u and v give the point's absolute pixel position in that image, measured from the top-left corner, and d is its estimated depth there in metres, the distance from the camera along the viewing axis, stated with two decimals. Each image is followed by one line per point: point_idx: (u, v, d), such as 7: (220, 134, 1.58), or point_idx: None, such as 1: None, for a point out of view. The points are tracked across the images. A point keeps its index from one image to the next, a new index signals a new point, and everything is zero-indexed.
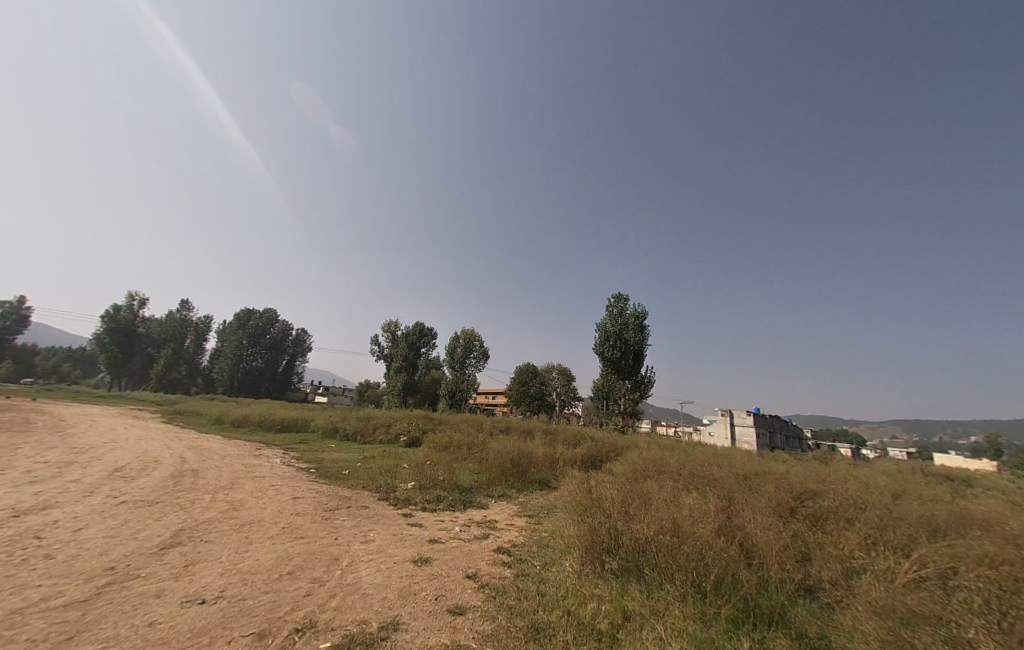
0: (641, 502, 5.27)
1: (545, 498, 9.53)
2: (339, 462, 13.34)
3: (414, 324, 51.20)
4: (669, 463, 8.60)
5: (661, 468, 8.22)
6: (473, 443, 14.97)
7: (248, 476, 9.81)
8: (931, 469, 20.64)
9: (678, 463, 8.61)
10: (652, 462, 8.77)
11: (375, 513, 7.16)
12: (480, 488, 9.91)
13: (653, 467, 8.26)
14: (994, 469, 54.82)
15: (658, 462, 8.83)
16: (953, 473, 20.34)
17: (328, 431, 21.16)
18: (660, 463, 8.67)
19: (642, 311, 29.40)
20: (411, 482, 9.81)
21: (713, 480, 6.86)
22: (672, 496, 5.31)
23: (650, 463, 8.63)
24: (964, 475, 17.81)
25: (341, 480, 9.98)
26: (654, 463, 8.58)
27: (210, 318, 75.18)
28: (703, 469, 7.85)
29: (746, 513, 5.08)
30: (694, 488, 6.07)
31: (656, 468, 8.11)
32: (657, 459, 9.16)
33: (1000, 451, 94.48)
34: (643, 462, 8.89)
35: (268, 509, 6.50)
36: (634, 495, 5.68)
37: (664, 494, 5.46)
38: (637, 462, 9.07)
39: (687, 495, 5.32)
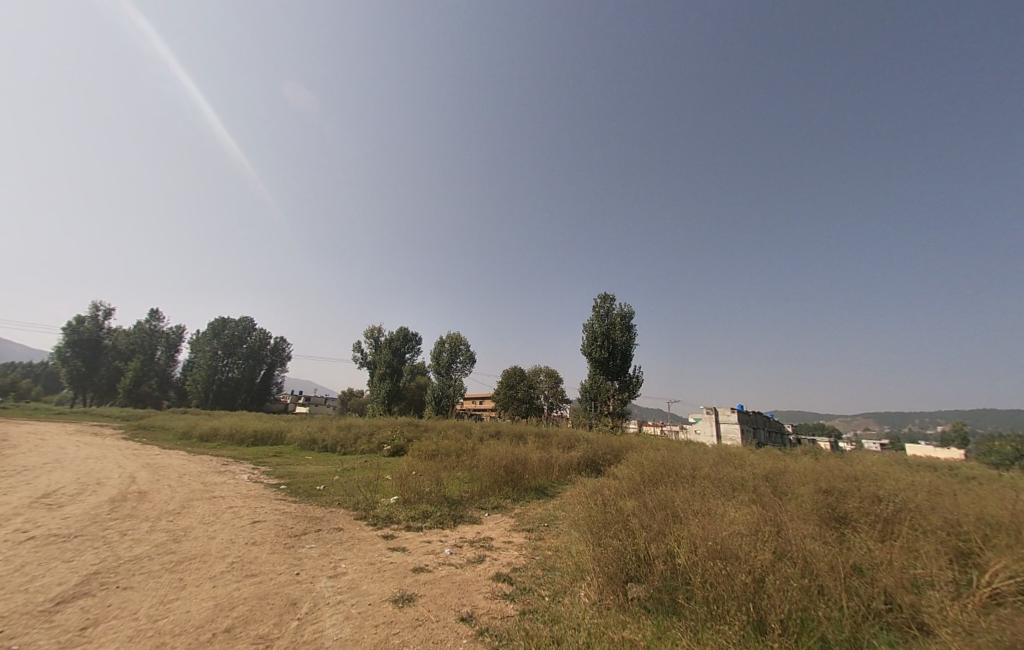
0: (667, 514, 4.41)
1: (543, 509, 8.61)
2: (314, 476, 12.13)
3: (398, 329, 49.79)
4: (682, 464, 7.80)
5: (674, 470, 7.40)
6: (462, 451, 13.91)
7: (204, 496, 8.59)
8: (920, 461, 20.56)
9: (691, 464, 7.81)
10: (661, 464, 8.00)
11: (350, 536, 6.14)
12: (471, 501, 8.92)
13: (665, 469, 7.44)
14: (963, 455, 56.78)
15: (669, 463, 8.01)
16: (942, 464, 20.31)
17: (306, 443, 19.76)
18: (672, 465, 7.86)
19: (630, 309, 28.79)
20: (393, 496, 8.77)
21: (735, 483, 6.11)
22: (702, 505, 4.51)
23: (661, 465, 7.82)
24: (957, 467, 17.67)
25: (313, 497, 8.86)
26: (665, 465, 7.76)
27: (182, 328, 71.91)
28: (720, 470, 7.08)
29: (789, 522, 4.30)
30: (722, 493, 5.27)
31: (669, 471, 7.28)
32: (666, 461, 8.36)
33: (967, 440, 98.33)
34: (651, 464, 8.07)
35: (218, 539, 5.42)
36: (655, 504, 4.86)
37: (692, 503, 4.65)
38: (646, 465, 8.24)
39: (719, 504, 4.52)
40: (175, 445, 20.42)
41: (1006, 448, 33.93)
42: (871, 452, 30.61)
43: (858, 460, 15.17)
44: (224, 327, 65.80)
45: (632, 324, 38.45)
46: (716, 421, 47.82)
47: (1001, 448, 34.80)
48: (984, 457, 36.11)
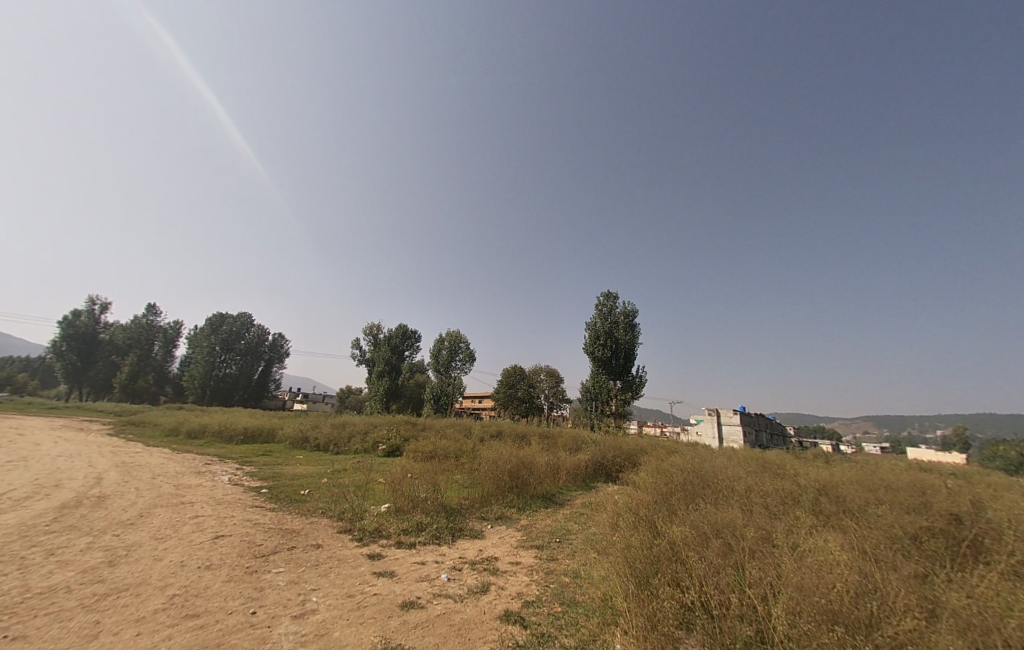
0: (731, 548, 3.37)
1: (553, 521, 7.65)
2: (301, 478, 11.14)
3: (397, 326, 48.86)
4: (714, 474, 6.80)
5: (706, 481, 6.41)
6: (462, 452, 12.96)
7: (171, 502, 7.61)
8: (941, 467, 19.58)
9: (724, 473, 6.82)
10: (689, 472, 7.03)
11: (330, 556, 5.16)
12: (472, 510, 7.94)
13: (698, 480, 6.45)
14: (964, 458, 56.05)
15: (697, 471, 7.06)
16: (963, 471, 19.37)
17: (298, 441, 18.81)
18: (703, 474, 6.88)
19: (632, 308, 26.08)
20: (385, 504, 7.79)
21: (788, 500, 5.13)
22: (773, 537, 3.50)
23: (689, 473, 6.87)
24: (981, 474, 16.71)
25: (295, 504, 7.91)
26: (695, 474, 6.78)
27: (179, 323, 71.02)
28: (762, 481, 6.11)
29: (891, 559, 3.30)
30: (786, 516, 4.26)
31: (703, 483, 6.26)
32: (693, 467, 7.40)
33: (967, 444, 97.67)
34: (680, 473, 7.08)
35: (164, 561, 4.46)
36: (706, 528, 3.87)
37: (756, 531, 3.65)
38: (673, 472, 7.26)
39: (793, 534, 3.52)
40: (160, 442, 19.41)
41: (1010, 453, 33.22)
42: (878, 456, 29.80)
43: (879, 466, 14.30)
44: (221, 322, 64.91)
45: (636, 323, 37.46)
46: (718, 422, 46.91)
47: (1006, 453, 34.00)
48: (988, 460, 35.36)
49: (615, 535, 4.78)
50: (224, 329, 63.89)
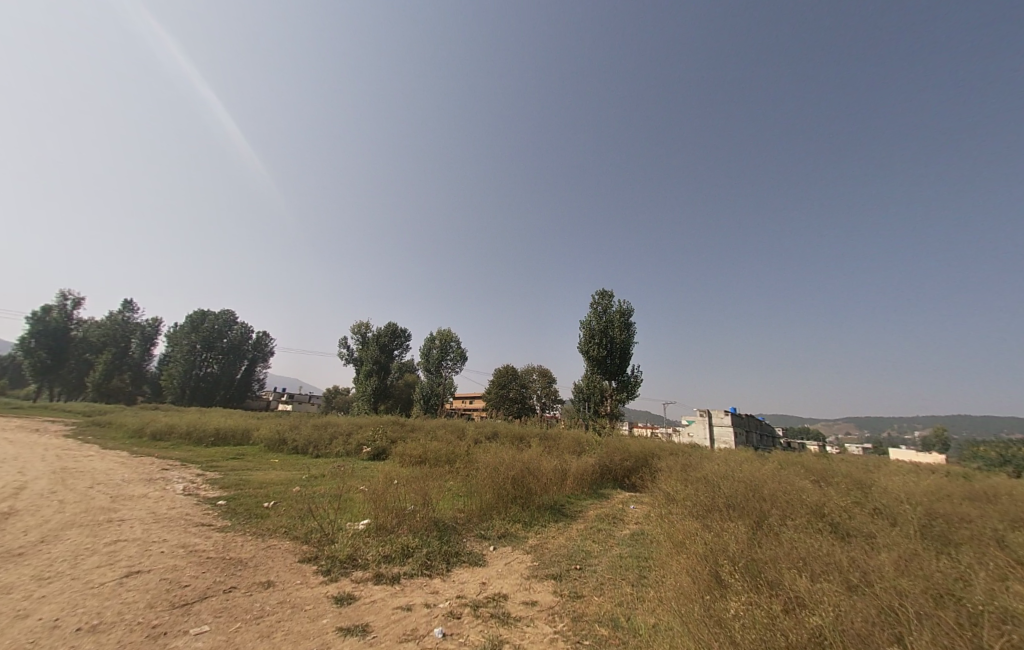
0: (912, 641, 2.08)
1: (567, 540, 6.38)
2: (269, 487, 9.69)
3: (385, 324, 47.21)
4: (768, 483, 5.60)
5: (761, 496, 5.21)
6: (455, 456, 11.63)
7: (94, 521, 6.12)
8: (949, 469, 18.81)
9: (778, 482, 5.64)
10: (733, 483, 5.84)
11: (281, 602, 3.79)
12: (468, 527, 6.62)
13: (753, 497, 5.22)
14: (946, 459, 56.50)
15: (745, 479, 5.87)
16: (970, 472, 18.65)
17: (274, 444, 17.22)
18: (753, 483, 5.69)
19: (627, 307, 24.95)
20: (364, 520, 6.42)
21: (894, 531, 3.90)
22: (969, 625, 2.22)
23: (736, 485, 5.66)
24: (995, 478, 15.87)
25: (254, 521, 6.50)
26: (745, 487, 5.56)
27: (158, 320, 68.12)
28: (835, 500, 4.90)
29: None
30: (922, 561, 3.05)
31: (762, 503, 5.02)
32: (736, 474, 6.20)
33: (947, 445, 99.38)
34: (722, 484, 5.88)
35: (32, 621, 3.07)
36: (838, 597, 2.59)
37: (926, 607, 2.39)
38: (712, 482, 6.05)
39: (996, 618, 2.25)
40: (121, 444, 17.58)
41: (992, 452, 33.23)
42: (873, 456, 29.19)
43: (897, 467, 13.38)
44: (202, 320, 62.27)
45: (631, 321, 36.35)
46: (709, 422, 46.22)
47: (988, 451, 34.04)
48: (969, 458, 35.46)
49: (675, 585, 3.48)
50: (205, 326, 61.40)
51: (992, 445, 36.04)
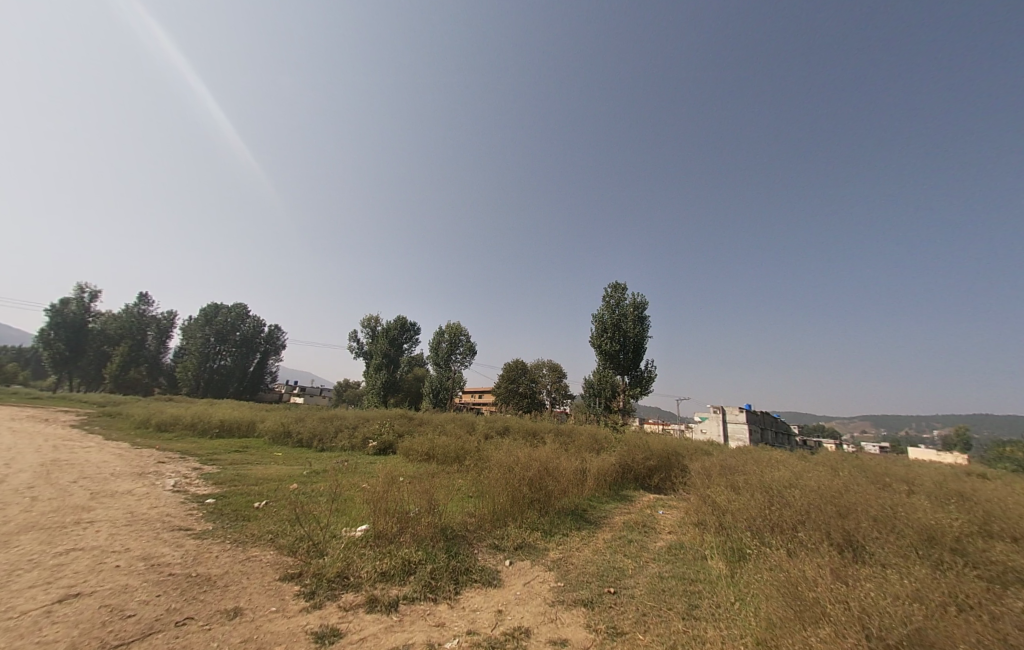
0: None
1: (593, 553, 5.52)
2: (266, 483, 9.01)
3: (395, 318, 46.71)
4: (845, 494, 4.62)
5: (840, 511, 4.24)
6: (465, 453, 10.83)
7: (59, 523, 5.43)
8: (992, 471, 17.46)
9: (858, 493, 4.64)
10: (796, 492, 4.87)
11: (244, 642, 2.98)
12: (480, 536, 5.79)
13: (833, 515, 4.24)
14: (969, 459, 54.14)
15: (814, 487, 4.90)
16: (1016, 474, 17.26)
17: (278, 436, 16.65)
18: (826, 494, 4.70)
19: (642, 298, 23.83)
20: (362, 527, 5.63)
21: None
22: None
23: (807, 496, 4.68)
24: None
25: (239, 526, 5.76)
26: (817, 499, 4.59)
27: (174, 313, 68.85)
28: (944, 524, 3.89)
29: None
30: None
31: (849, 527, 4.04)
32: (799, 480, 5.23)
33: (970, 445, 95.92)
34: (785, 495, 4.90)
35: None
36: None
37: None
38: (772, 492, 5.08)
39: None
40: (124, 435, 17.17)
41: (1017, 454, 31.67)
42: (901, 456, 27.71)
43: (944, 470, 12.22)
44: (215, 313, 62.63)
45: (645, 314, 35.12)
46: (722, 419, 44.94)
47: (1017, 451, 32.36)
48: (996, 458, 33.90)
49: None
50: (218, 319, 61.83)
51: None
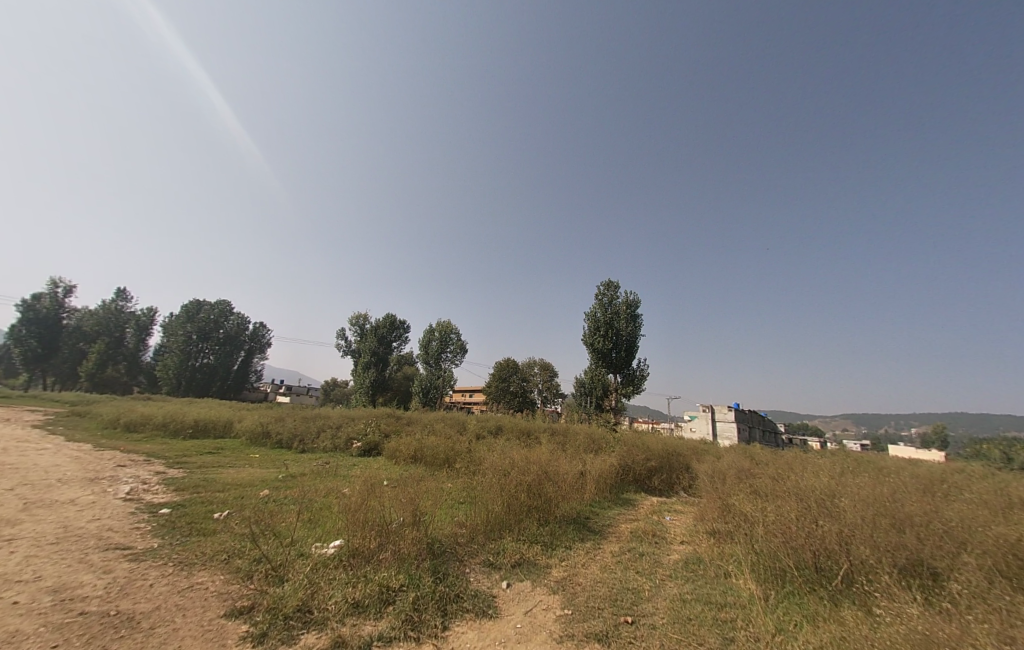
0: None
1: (602, 570, 4.85)
2: (234, 489, 8.16)
3: (384, 315, 45.64)
4: (899, 506, 4.01)
5: (901, 533, 3.61)
6: (455, 454, 10.08)
7: None
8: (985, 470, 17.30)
9: (912, 505, 4.04)
10: (838, 504, 4.25)
11: None
12: (473, 551, 5.09)
13: (891, 534, 3.61)
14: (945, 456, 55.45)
15: (860, 499, 4.27)
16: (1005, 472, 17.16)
17: (256, 437, 15.67)
18: (874, 505, 4.09)
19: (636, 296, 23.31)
20: (337, 543, 4.87)
21: None
22: None
23: (855, 511, 4.05)
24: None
25: (192, 543, 4.96)
26: (869, 513, 3.96)
27: (154, 310, 66.48)
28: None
29: None
30: None
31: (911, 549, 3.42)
32: (839, 488, 4.61)
33: (947, 443, 98.26)
34: (826, 509, 4.27)
35: None
36: None
37: None
38: (810, 502, 4.45)
39: None
40: (89, 436, 15.95)
41: (994, 450, 32.14)
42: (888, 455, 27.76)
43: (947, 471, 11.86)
44: (197, 310, 60.62)
45: (638, 313, 34.67)
46: (712, 418, 44.82)
47: (989, 450, 32.84)
48: (974, 455, 34.38)
49: None
50: (200, 316, 59.82)
51: (1006, 443, 34.38)
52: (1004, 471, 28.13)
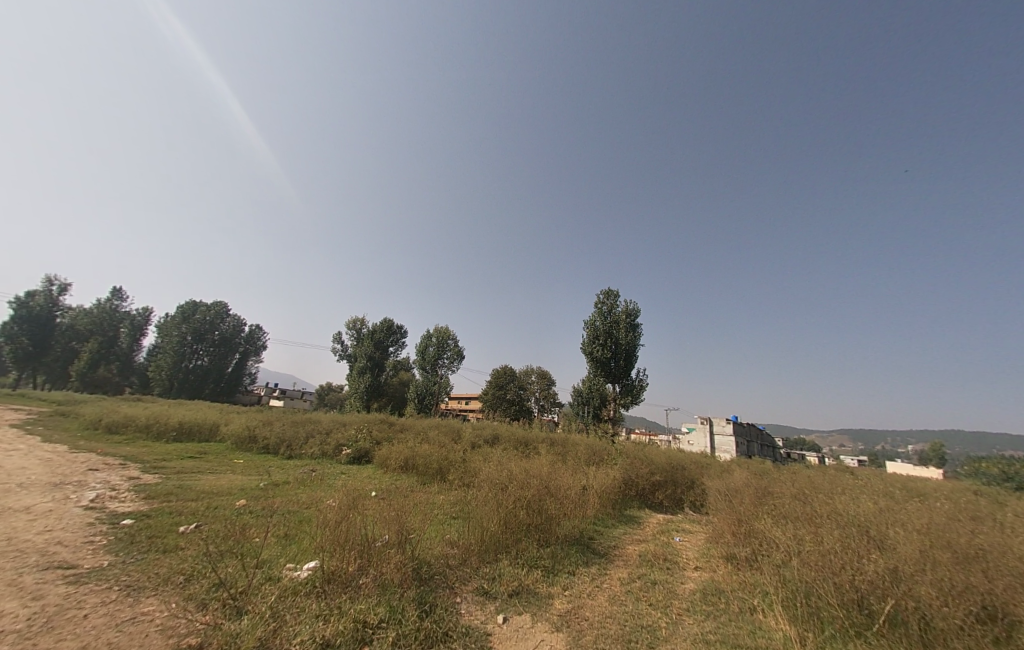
0: None
1: (610, 602, 4.30)
2: (209, 498, 7.56)
3: (382, 320, 45.09)
4: (955, 538, 3.51)
5: (964, 575, 3.10)
6: (448, 464, 9.50)
7: None
8: (992, 490, 16.82)
9: (970, 537, 3.54)
10: (883, 536, 3.73)
11: None
12: (466, 577, 4.53)
13: (955, 577, 3.09)
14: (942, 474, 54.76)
15: (908, 528, 3.77)
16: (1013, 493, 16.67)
17: (242, 441, 15.02)
18: (926, 537, 3.58)
19: (637, 305, 22.89)
20: (312, 565, 4.31)
21: None
22: None
23: (906, 543, 3.54)
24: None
25: (147, 563, 4.40)
26: (923, 546, 3.44)
27: (149, 310, 65.71)
28: None
29: None
30: None
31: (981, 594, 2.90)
32: (879, 514, 4.10)
33: (944, 461, 97.57)
34: (870, 539, 3.75)
35: None
36: None
37: None
38: (850, 530, 3.93)
39: None
40: (66, 438, 15.22)
41: (994, 469, 31.64)
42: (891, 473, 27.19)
43: (962, 492, 11.31)
44: (193, 311, 59.97)
45: (638, 322, 34.22)
46: (711, 431, 44.11)
47: (986, 469, 32.40)
48: (972, 473, 33.92)
49: None
50: (195, 317, 59.12)
51: (1007, 462, 33.86)
52: (1004, 490, 27.60)
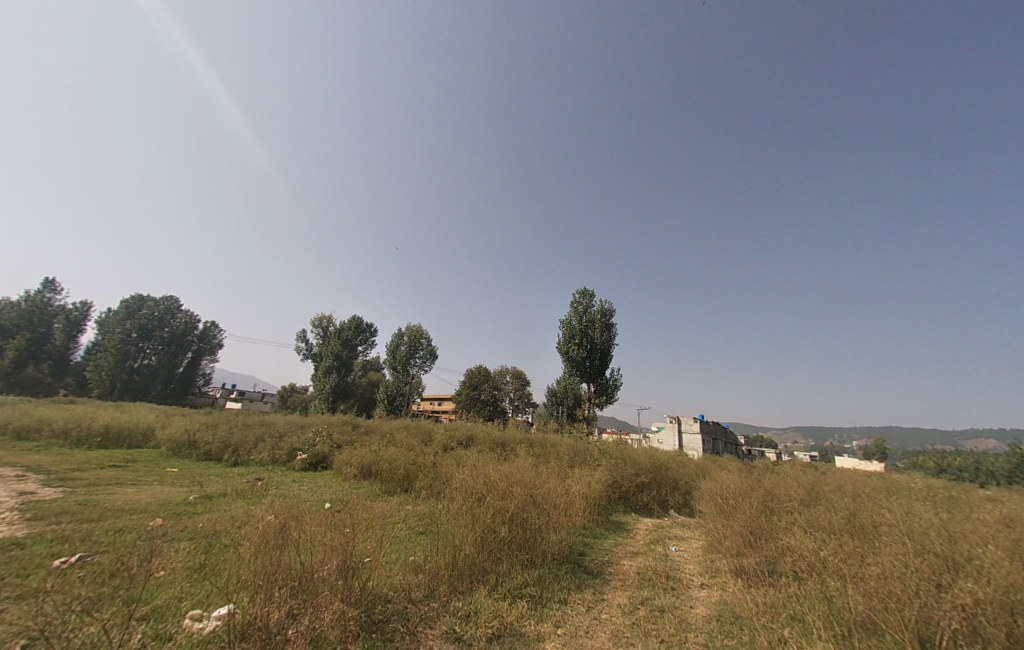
0: None
1: (614, 642, 3.45)
2: (115, 518, 6.15)
3: (350, 318, 42.94)
4: None
5: None
6: (416, 470, 8.43)
7: None
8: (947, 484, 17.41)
9: None
10: (949, 558, 3.08)
11: None
12: (432, 617, 3.55)
13: None
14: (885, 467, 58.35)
15: (979, 549, 3.12)
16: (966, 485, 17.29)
17: (180, 447, 13.24)
18: (1004, 561, 2.95)
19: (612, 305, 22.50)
20: (224, 614, 3.20)
21: None
22: None
23: (983, 569, 2.89)
24: (1006, 496, 14.41)
25: None
26: (1008, 575, 2.80)
27: (88, 304, 59.89)
28: None
29: None
30: None
31: None
32: (933, 528, 3.47)
33: (886, 455, 104.48)
34: (933, 558, 3.08)
35: None
36: None
37: None
38: (903, 546, 3.27)
39: None
40: None
41: (930, 462, 33.71)
42: (849, 469, 28.23)
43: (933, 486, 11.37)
44: (140, 306, 55.12)
45: (613, 321, 34.01)
46: (679, 429, 44.74)
47: (926, 461, 34.46)
48: (913, 465, 35.96)
49: None
50: (141, 313, 54.31)
51: (946, 455, 36.10)
52: (945, 481, 29.38)
